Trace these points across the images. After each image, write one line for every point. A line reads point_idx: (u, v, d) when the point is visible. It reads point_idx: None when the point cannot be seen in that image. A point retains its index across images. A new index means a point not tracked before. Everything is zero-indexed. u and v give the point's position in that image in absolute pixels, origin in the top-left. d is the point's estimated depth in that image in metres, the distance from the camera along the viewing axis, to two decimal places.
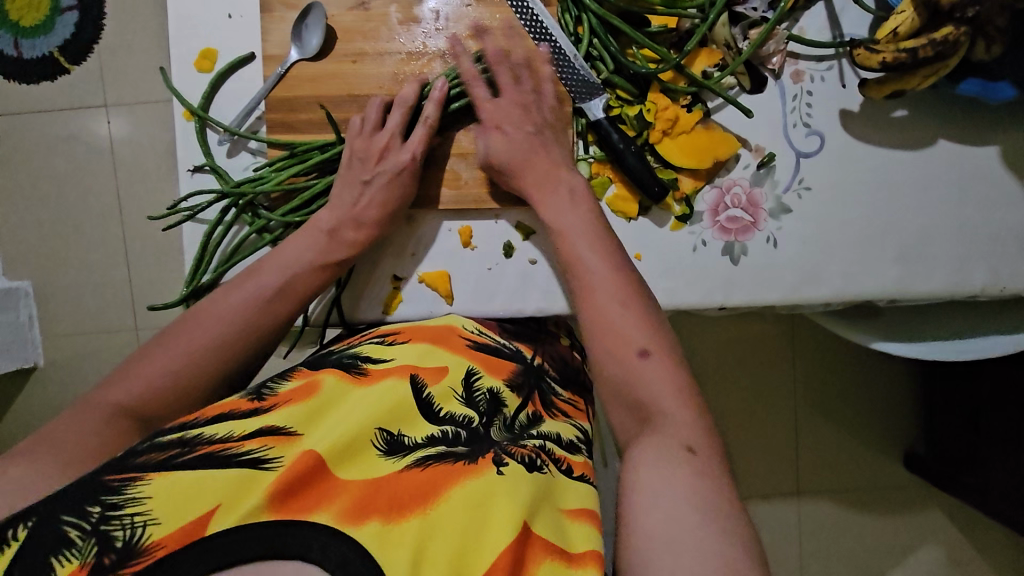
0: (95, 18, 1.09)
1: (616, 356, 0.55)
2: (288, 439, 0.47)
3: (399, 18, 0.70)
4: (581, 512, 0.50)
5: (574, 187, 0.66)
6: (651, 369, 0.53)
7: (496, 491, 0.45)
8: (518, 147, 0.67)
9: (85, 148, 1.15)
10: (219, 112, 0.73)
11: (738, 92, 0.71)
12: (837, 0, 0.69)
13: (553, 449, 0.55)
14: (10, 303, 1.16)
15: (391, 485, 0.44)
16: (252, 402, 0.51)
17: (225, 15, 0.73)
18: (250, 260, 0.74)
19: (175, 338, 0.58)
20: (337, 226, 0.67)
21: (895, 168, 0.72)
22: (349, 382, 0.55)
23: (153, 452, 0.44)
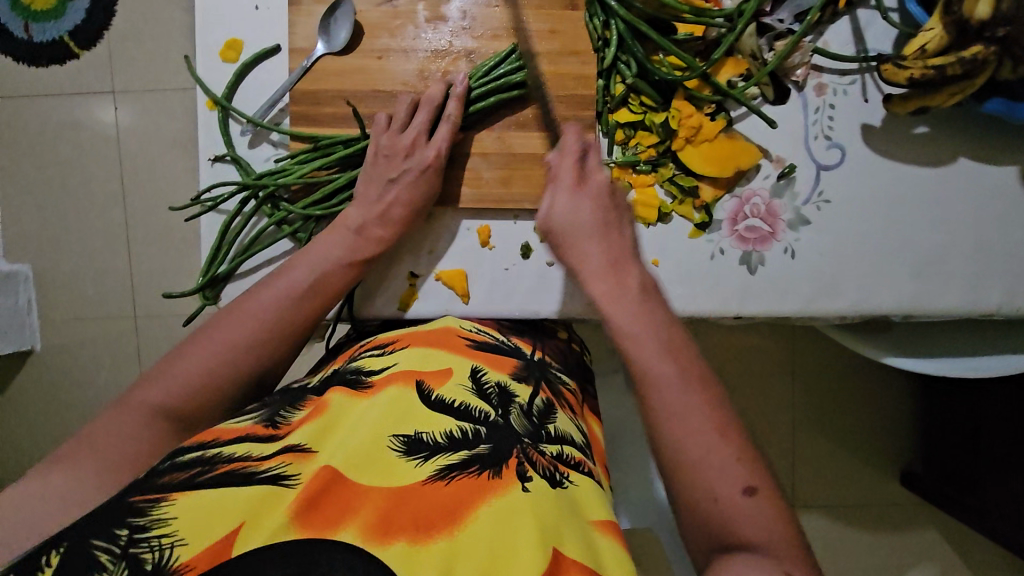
0: (107, 4, 1.09)
1: (716, 491, 0.46)
2: (306, 456, 0.46)
3: (425, 16, 0.70)
4: (606, 524, 0.50)
5: (643, 279, 0.60)
6: (762, 514, 0.45)
7: (521, 508, 0.45)
8: (588, 220, 0.63)
9: (94, 134, 1.14)
10: (243, 103, 0.73)
11: (761, 102, 0.71)
12: (863, 15, 0.70)
13: (572, 453, 0.56)
14: (9, 287, 1.15)
15: (415, 499, 0.44)
16: (266, 424, 0.50)
17: (252, 7, 0.72)
18: (268, 251, 0.74)
19: (207, 333, 0.59)
20: (365, 223, 0.67)
21: (914, 184, 0.72)
22: (357, 396, 0.54)
23: (174, 473, 0.43)
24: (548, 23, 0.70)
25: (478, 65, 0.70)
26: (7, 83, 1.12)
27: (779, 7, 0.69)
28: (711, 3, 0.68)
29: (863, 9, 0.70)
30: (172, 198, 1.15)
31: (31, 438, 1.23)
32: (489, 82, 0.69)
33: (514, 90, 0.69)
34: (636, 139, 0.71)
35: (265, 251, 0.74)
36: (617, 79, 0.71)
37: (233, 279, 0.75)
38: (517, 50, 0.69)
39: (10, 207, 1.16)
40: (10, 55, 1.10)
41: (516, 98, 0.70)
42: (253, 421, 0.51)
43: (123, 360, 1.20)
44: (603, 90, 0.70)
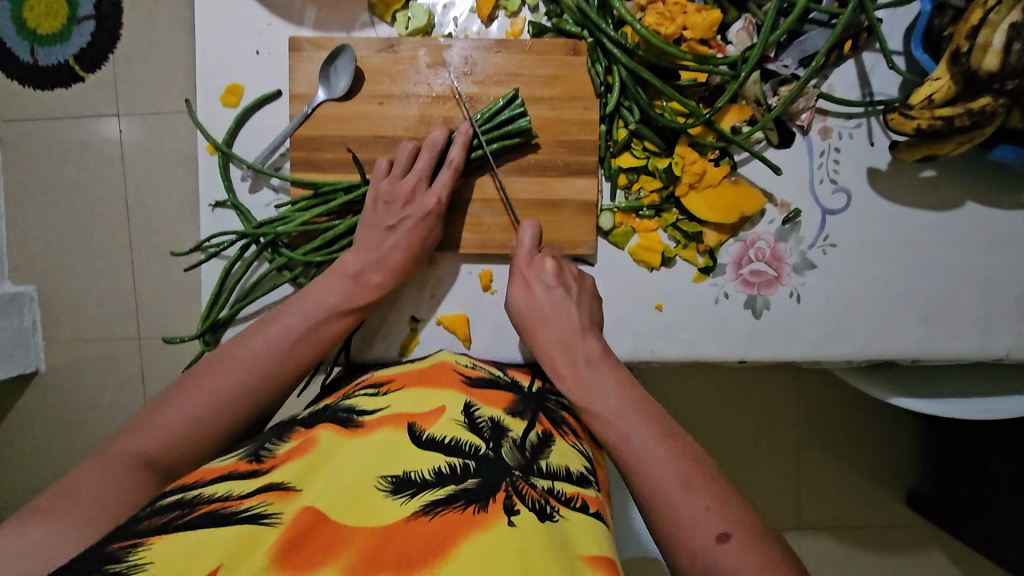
0: (112, 29, 1.09)
1: (692, 546, 0.47)
2: (288, 494, 0.46)
3: (427, 62, 0.70)
4: (597, 559, 0.47)
5: (590, 353, 0.63)
6: (737, 559, 0.45)
7: (508, 546, 0.43)
8: (544, 304, 0.65)
9: (98, 157, 1.14)
10: (243, 148, 0.73)
11: (765, 146, 0.71)
12: (868, 59, 0.69)
13: (564, 488, 0.53)
14: (15, 307, 1.16)
15: (398, 536, 0.43)
16: (251, 460, 0.50)
17: (252, 52, 0.72)
18: (268, 297, 0.74)
19: (198, 378, 0.59)
20: (362, 270, 0.66)
21: (920, 229, 0.71)
22: (346, 435, 0.53)
23: (154, 517, 0.43)
24: (549, 69, 0.69)
25: (479, 110, 0.69)
26: (13, 108, 1.12)
27: (784, 52, 0.68)
28: (715, 49, 0.68)
29: (869, 53, 0.69)
30: (173, 225, 1.15)
31: (32, 459, 1.23)
32: (492, 128, 0.68)
33: (516, 136, 0.68)
34: (639, 184, 0.71)
35: (264, 297, 0.73)
36: (619, 123, 0.70)
37: (232, 322, 0.74)
38: (518, 95, 0.69)
39: (14, 231, 1.17)
40: (16, 79, 1.11)
41: (517, 144, 0.69)
42: (238, 459, 0.51)
43: (124, 384, 1.20)
44: (605, 135, 0.70)
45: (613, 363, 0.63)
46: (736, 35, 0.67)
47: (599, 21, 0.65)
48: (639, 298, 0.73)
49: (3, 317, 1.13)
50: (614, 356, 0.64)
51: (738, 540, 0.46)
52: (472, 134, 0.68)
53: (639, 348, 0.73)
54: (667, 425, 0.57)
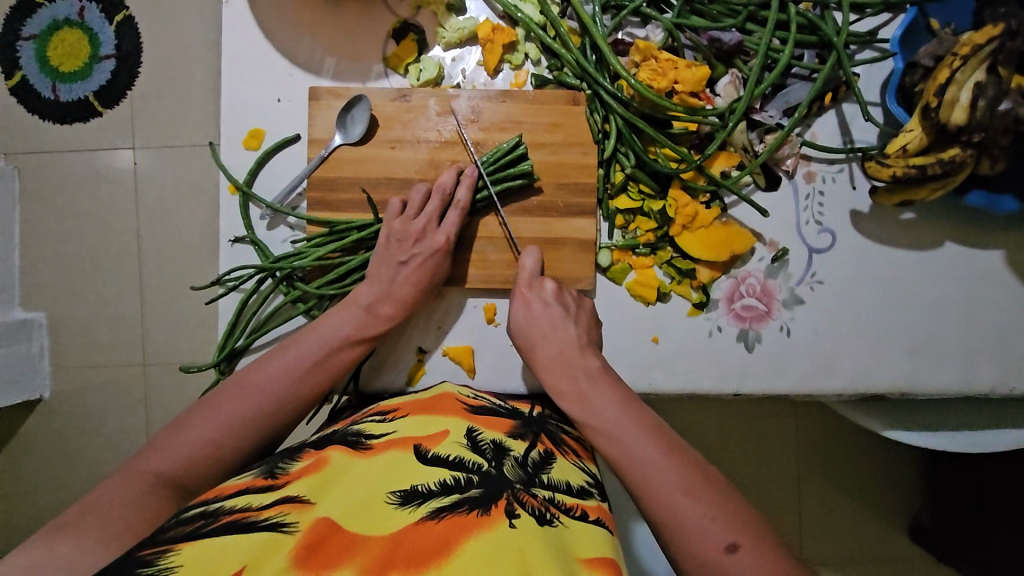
0: (131, 66, 1.14)
1: (700, 554, 0.50)
2: (305, 505, 0.49)
3: (437, 110, 0.75)
4: (595, 560, 0.49)
5: (591, 369, 0.66)
6: (745, 567, 0.48)
7: (511, 544, 0.46)
8: (543, 319, 0.69)
9: (118, 190, 1.19)
10: (263, 188, 0.78)
11: (753, 190, 0.75)
12: (848, 110, 0.74)
13: (564, 499, 0.56)
14: (23, 334, 1.19)
15: (407, 538, 0.46)
16: (267, 477, 0.53)
17: (273, 100, 0.78)
18: (282, 328, 0.78)
19: (215, 402, 0.62)
20: (374, 301, 0.70)
21: (903, 267, 0.75)
22: (356, 457, 0.56)
23: (180, 527, 0.46)
24: (551, 117, 0.74)
25: (484, 156, 0.74)
26: (39, 144, 1.18)
27: (768, 104, 0.73)
28: (704, 100, 0.73)
29: (848, 104, 0.74)
30: (187, 256, 1.19)
31: (38, 484, 1.24)
32: (498, 171, 0.73)
33: (519, 178, 0.73)
34: (636, 225, 0.75)
35: (278, 328, 0.77)
36: (616, 167, 0.75)
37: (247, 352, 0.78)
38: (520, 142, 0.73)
39: (33, 261, 1.21)
40: (37, 113, 1.16)
41: (520, 186, 0.74)
42: (255, 476, 0.54)
43: (131, 410, 1.22)
44: (603, 178, 0.74)
45: (611, 377, 0.65)
46: (724, 88, 0.72)
47: (596, 75, 0.71)
48: (637, 332, 0.76)
49: (10, 343, 1.16)
50: (612, 372, 0.67)
51: (744, 549, 0.49)
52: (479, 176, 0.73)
53: (637, 379, 0.76)
54: (665, 435, 0.59)
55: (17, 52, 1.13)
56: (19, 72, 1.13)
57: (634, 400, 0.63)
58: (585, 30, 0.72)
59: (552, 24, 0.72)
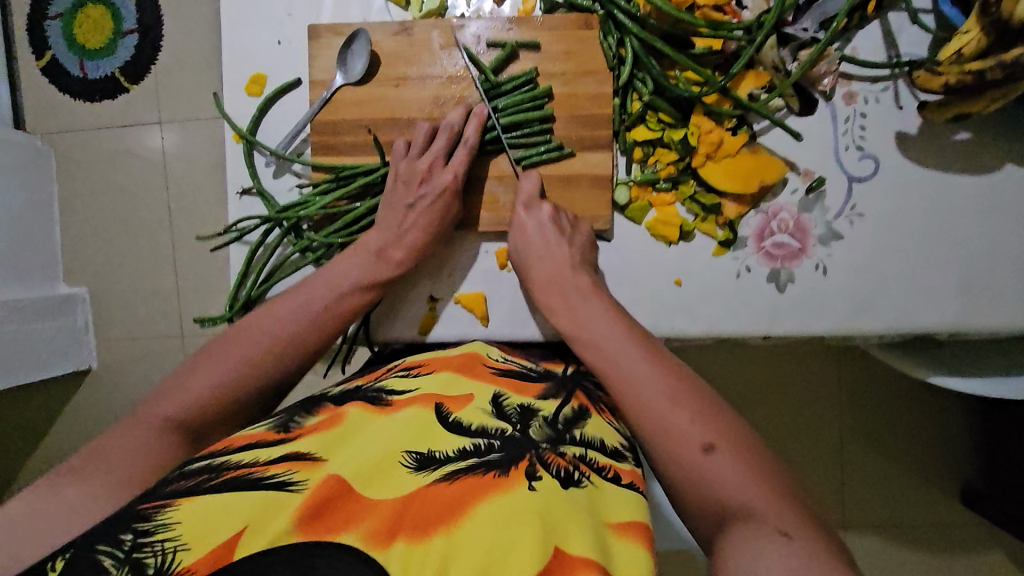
0: (153, 40, 1.14)
1: (678, 453, 0.48)
2: (313, 463, 0.47)
3: (441, 43, 0.71)
4: (628, 526, 0.47)
5: (582, 285, 0.64)
6: (721, 465, 0.45)
7: (528, 508, 0.44)
8: (538, 240, 0.66)
9: (140, 160, 1.20)
10: (265, 134, 0.76)
11: (786, 114, 0.69)
12: (894, 19, 0.66)
13: (596, 458, 0.53)
14: (68, 308, 1.22)
15: (420, 498, 0.45)
16: (278, 431, 0.52)
17: (273, 42, 0.75)
18: (292, 278, 0.76)
19: (221, 346, 0.61)
20: (384, 245, 0.68)
21: (958, 194, 0.68)
22: (373, 414, 0.55)
23: (182, 482, 0.45)
24: (562, 45, 0.69)
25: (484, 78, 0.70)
26: (63, 118, 1.20)
27: (802, 16, 0.66)
28: (729, 15, 0.66)
29: (894, 13, 0.66)
30: (209, 222, 1.19)
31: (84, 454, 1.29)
32: (517, 112, 0.69)
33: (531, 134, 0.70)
34: (655, 157, 0.70)
35: (288, 278, 0.76)
36: (633, 96, 0.70)
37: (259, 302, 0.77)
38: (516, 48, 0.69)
39: (66, 233, 1.24)
40: (65, 91, 1.17)
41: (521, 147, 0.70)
42: (267, 428, 0.52)
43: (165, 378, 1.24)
44: (619, 108, 0.69)
45: (607, 299, 0.63)
46: (752, 0, 0.66)
47: None
48: (659, 274, 0.72)
49: (57, 317, 1.19)
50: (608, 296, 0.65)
51: (722, 450, 0.46)
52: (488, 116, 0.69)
53: (659, 324, 0.72)
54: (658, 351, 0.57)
55: (45, 31, 1.15)
56: (48, 51, 1.15)
57: (632, 322, 0.61)
58: None
59: None
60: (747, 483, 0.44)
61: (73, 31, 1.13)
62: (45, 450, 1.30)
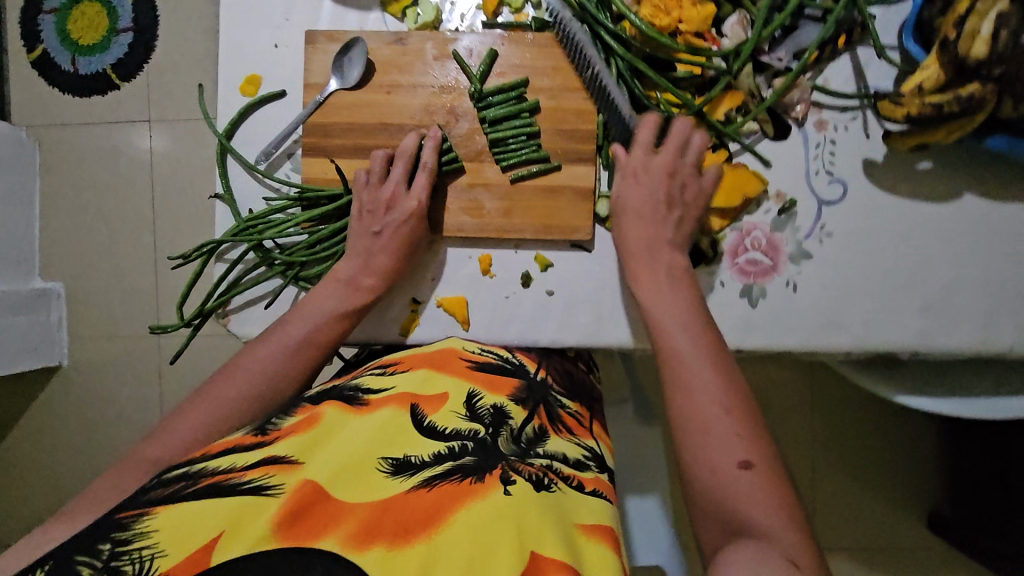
0: (146, 40, 1.15)
1: (715, 464, 0.52)
2: (291, 466, 0.47)
3: (434, 54, 0.73)
4: (595, 530, 0.51)
5: (674, 266, 0.67)
6: (755, 483, 0.50)
7: (502, 513, 0.46)
8: (641, 201, 0.68)
9: (127, 158, 1.20)
10: (253, 138, 0.77)
11: (760, 138, 0.72)
12: (863, 53, 0.70)
13: (562, 468, 0.56)
14: (43, 304, 1.20)
15: (397, 507, 0.45)
16: (256, 435, 0.52)
17: (270, 45, 0.77)
18: (254, 292, 0.77)
19: (219, 386, 0.61)
20: (356, 275, 0.69)
21: (920, 221, 0.71)
22: (350, 413, 0.55)
23: (160, 488, 0.46)
24: (551, 61, 0.72)
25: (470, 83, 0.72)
26: (51, 112, 1.19)
27: (778, 46, 0.69)
28: (709, 42, 0.70)
29: (863, 48, 0.70)
30: (194, 220, 1.19)
31: (52, 455, 1.26)
32: (505, 125, 0.72)
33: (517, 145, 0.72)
34: None
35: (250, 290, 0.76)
36: None
37: (219, 314, 0.77)
38: (496, 54, 0.72)
39: (47, 227, 1.22)
40: (55, 85, 1.17)
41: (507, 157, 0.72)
42: (245, 433, 0.53)
43: (141, 378, 1.23)
44: (603, 124, 0.72)
45: (693, 284, 0.67)
46: (731, 29, 0.69)
47: (596, 14, 0.68)
48: None
49: (30, 311, 1.17)
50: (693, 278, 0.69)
51: (756, 474, 0.51)
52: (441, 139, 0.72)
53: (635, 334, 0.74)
54: (722, 355, 0.60)
55: (38, 26, 1.15)
56: (41, 45, 1.15)
57: (714, 331, 0.63)
58: None
59: None
60: (773, 495, 0.50)
61: (67, 26, 1.13)
62: (13, 450, 1.27)
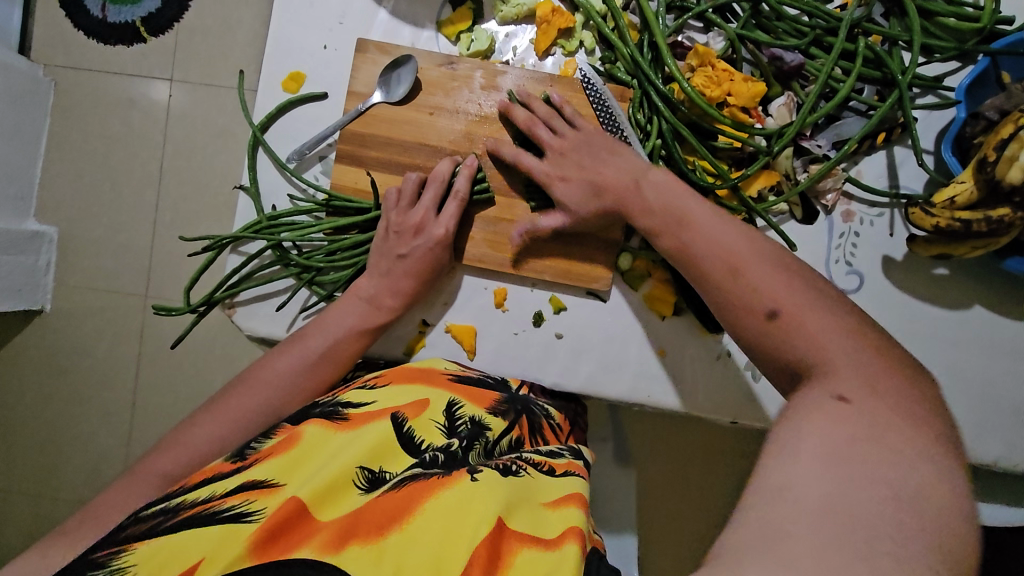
0: (182, 1, 1.08)
1: (749, 322, 0.50)
2: (270, 489, 0.47)
3: (481, 83, 0.73)
4: (563, 500, 0.52)
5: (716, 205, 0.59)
6: (786, 329, 0.47)
7: (471, 498, 0.47)
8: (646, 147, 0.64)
9: (143, 115, 1.10)
10: (289, 135, 0.77)
11: (787, 219, 0.73)
12: (899, 153, 0.72)
13: (534, 458, 0.58)
14: (34, 246, 1.10)
15: (371, 511, 0.46)
16: (235, 461, 0.52)
17: (319, 45, 0.77)
18: (266, 287, 0.78)
19: (227, 401, 0.62)
20: (377, 294, 0.70)
21: (927, 324, 0.73)
22: (330, 429, 0.56)
23: (138, 525, 0.45)
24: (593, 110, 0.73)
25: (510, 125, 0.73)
26: (68, 51, 1.09)
27: (818, 133, 0.71)
28: (753, 119, 0.71)
29: (900, 147, 0.72)
30: (199, 191, 1.10)
31: (15, 400, 1.18)
32: None
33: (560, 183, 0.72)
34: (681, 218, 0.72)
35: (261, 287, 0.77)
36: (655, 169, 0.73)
37: (225, 304, 0.78)
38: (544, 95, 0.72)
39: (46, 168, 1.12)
40: (82, 30, 1.08)
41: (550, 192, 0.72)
42: (225, 460, 0.53)
43: (121, 338, 1.15)
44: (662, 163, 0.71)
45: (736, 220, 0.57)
46: (777, 109, 0.70)
47: (649, 73, 0.68)
48: (647, 342, 0.75)
49: (19, 253, 1.07)
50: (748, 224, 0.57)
51: (787, 318, 0.48)
52: (476, 168, 0.71)
53: (636, 391, 0.74)
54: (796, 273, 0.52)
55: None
56: None
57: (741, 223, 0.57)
58: (646, 26, 0.70)
59: (613, 14, 0.70)
60: (821, 342, 0.46)
61: None
62: None
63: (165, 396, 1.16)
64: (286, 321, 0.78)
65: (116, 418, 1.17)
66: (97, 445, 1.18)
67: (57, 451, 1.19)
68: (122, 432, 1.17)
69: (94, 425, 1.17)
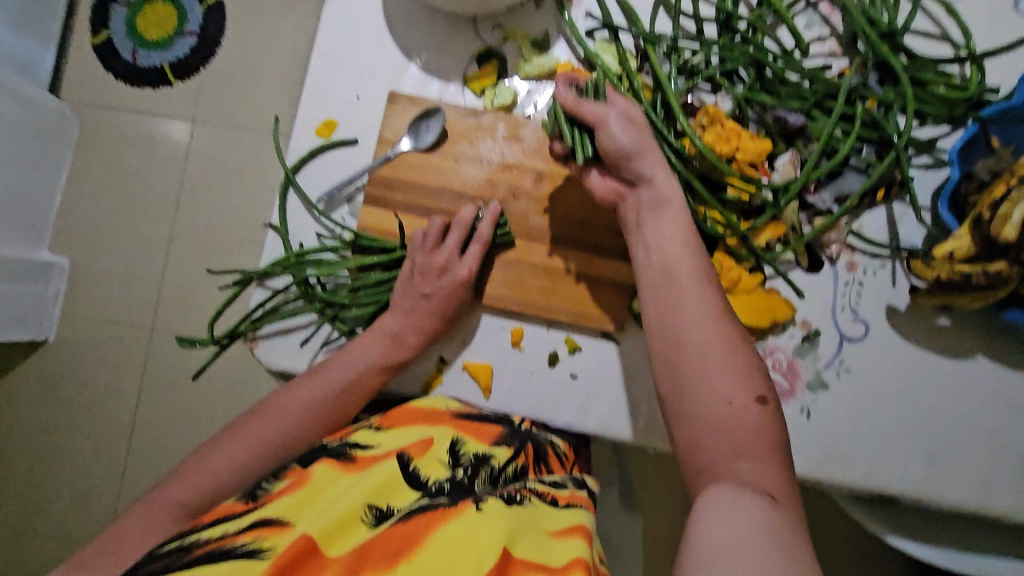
0: (210, 46, 1.14)
1: (732, 397, 0.55)
2: (280, 528, 0.48)
3: (504, 133, 0.78)
4: (565, 529, 0.53)
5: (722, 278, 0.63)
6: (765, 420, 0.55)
7: (475, 528, 0.49)
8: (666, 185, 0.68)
9: (164, 154, 1.15)
10: (320, 177, 0.81)
11: (794, 267, 0.76)
12: (898, 209, 0.76)
13: (537, 486, 0.60)
14: (44, 275, 1.12)
15: (378, 546, 0.48)
16: (246, 500, 0.53)
17: (352, 96, 0.82)
18: (287, 321, 0.80)
19: (250, 430, 0.64)
20: (400, 330, 0.72)
21: (932, 372, 0.75)
22: (338, 471, 0.57)
23: (153, 565, 0.46)
24: None
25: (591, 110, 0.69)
26: (99, 93, 1.15)
27: (822, 188, 0.75)
28: (761, 173, 0.76)
29: (898, 204, 0.76)
30: (214, 227, 1.14)
31: (14, 430, 1.18)
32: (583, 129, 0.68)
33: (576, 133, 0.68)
34: None
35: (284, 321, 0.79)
36: None
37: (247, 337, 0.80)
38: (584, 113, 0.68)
39: (67, 201, 1.16)
40: (115, 75, 1.14)
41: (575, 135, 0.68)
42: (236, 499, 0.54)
43: (126, 369, 1.15)
44: None
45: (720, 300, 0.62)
46: (783, 165, 0.76)
47: (663, 130, 0.71)
48: None
49: (30, 282, 1.10)
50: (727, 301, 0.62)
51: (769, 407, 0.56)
52: (498, 213, 0.75)
53: (651, 433, 0.76)
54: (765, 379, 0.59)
55: (109, 13, 1.13)
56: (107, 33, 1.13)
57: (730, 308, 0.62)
58: (659, 86, 0.75)
59: (628, 75, 0.75)
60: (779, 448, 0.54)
61: (137, 21, 1.13)
62: None
63: (171, 430, 1.15)
64: (308, 356, 0.79)
65: (115, 451, 1.16)
66: (96, 478, 1.17)
67: (53, 484, 1.17)
68: (121, 465, 1.16)
69: (95, 458, 1.16)
